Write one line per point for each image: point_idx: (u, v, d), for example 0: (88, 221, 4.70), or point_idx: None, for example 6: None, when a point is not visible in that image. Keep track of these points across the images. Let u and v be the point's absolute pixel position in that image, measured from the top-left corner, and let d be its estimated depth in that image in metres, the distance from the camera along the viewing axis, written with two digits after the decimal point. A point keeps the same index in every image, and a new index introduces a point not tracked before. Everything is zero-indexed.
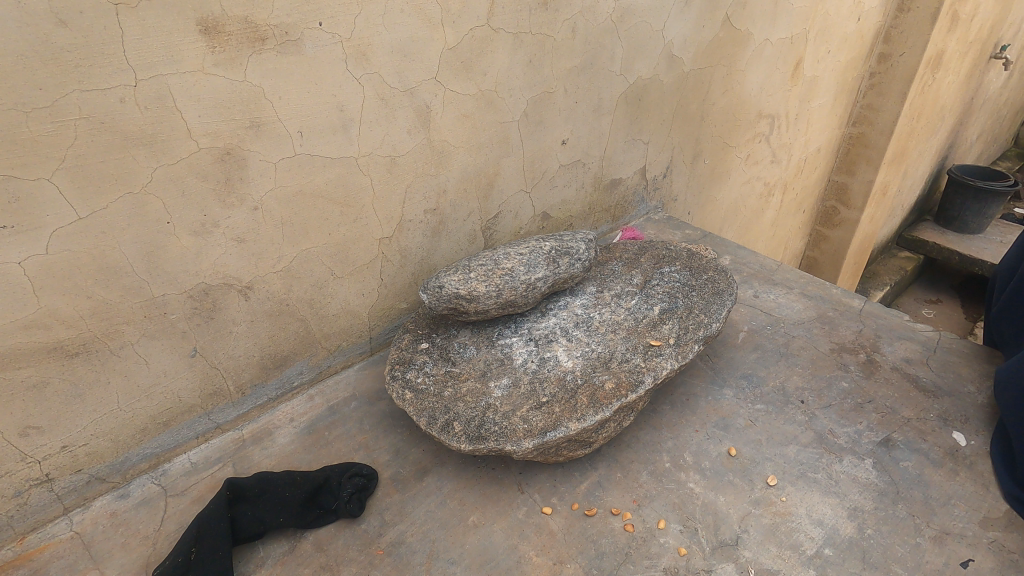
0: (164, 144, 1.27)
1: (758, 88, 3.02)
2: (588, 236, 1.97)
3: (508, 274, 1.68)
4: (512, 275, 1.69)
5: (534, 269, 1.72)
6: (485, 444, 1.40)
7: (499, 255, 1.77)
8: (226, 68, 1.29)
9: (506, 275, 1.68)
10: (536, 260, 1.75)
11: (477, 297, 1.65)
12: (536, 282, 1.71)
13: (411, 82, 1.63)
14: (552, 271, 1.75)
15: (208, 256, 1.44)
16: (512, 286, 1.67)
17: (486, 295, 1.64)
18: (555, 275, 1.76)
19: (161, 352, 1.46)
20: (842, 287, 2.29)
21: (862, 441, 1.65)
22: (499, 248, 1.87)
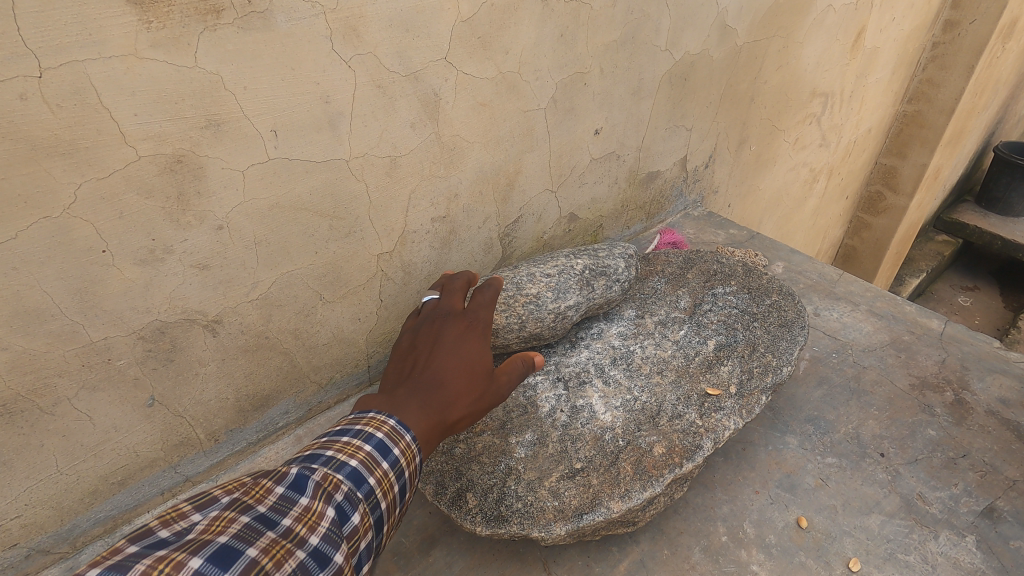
0: (89, 153, 0.96)
1: (814, 62, 2.64)
2: (627, 249, 1.66)
3: (535, 301, 1.39)
4: (538, 304, 1.39)
5: (564, 295, 1.43)
6: (506, 529, 1.13)
7: (522, 275, 1.46)
8: (168, 50, 0.97)
9: (532, 303, 1.38)
10: (566, 284, 1.45)
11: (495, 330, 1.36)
12: (568, 311, 1.42)
13: (416, 64, 1.30)
14: (588, 296, 1.46)
15: (162, 288, 1.15)
16: (539, 317, 1.38)
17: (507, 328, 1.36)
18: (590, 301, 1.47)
19: (108, 405, 1.19)
20: (917, 303, 1.97)
21: (960, 510, 1.37)
22: (520, 263, 1.56)
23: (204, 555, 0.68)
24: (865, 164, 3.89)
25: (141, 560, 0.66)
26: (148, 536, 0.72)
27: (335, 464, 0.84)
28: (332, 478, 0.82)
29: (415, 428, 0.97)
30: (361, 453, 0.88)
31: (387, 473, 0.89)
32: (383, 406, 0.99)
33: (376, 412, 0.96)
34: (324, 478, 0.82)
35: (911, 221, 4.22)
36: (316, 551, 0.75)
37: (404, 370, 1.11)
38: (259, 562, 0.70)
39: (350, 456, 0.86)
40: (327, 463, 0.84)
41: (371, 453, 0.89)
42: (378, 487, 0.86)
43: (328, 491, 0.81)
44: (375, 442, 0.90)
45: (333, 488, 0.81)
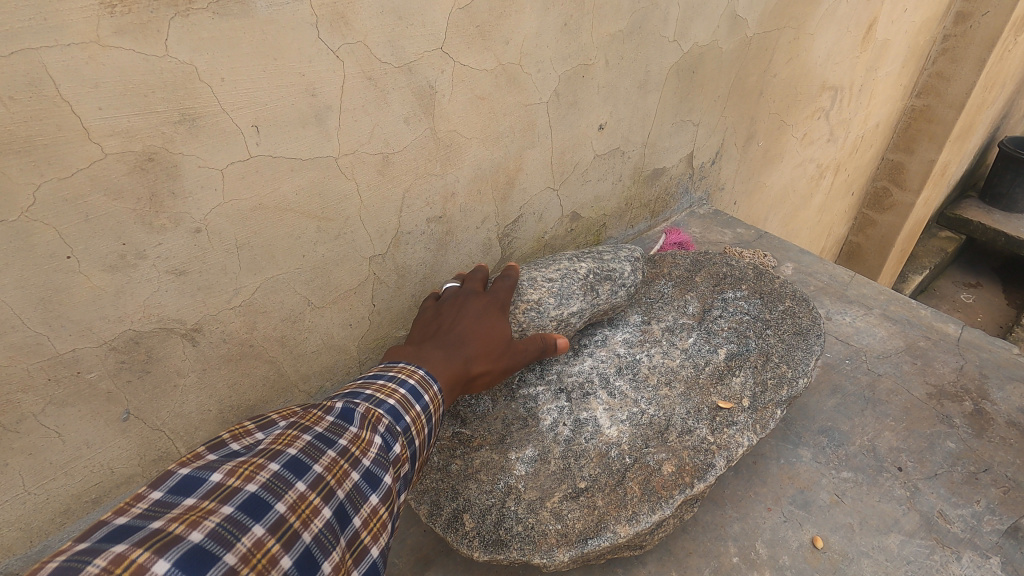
0: (49, 150, 0.88)
1: (825, 54, 2.55)
2: (633, 252, 1.57)
3: (537, 309, 1.31)
4: (540, 310, 1.31)
5: (568, 301, 1.35)
6: (505, 554, 1.05)
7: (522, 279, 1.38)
8: (135, 37, 0.89)
9: (534, 310, 1.30)
10: (570, 289, 1.37)
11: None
12: (572, 318, 1.35)
13: (409, 54, 1.22)
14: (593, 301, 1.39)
15: (135, 296, 1.07)
16: (541, 326, 1.31)
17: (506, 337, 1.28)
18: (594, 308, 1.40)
19: (80, 420, 1.11)
20: (932, 307, 1.89)
21: (983, 529, 1.30)
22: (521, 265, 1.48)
23: (280, 463, 0.76)
24: (872, 160, 3.81)
25: (225, 466, 0.75)
26: (222, 448, 0.80)
27: (376, 401, 0.90)
28: (374, 412, 0.88)
29: (440, 379, 1.03)
30: (397, 394, 0.94)
31: (419, 414, 0.95)
32: (411, 358, 1.05)
33: (405, 364, 1.02)
34: (368, 411, 0.88)
35: (917, 218, 4.14)
36: (367, 474, 0.82)
37: (427, 333, 1.16)
38: (323, 478, 0.77)
39: (388, 396, 0.92)
40: (367, 400, 0.90)
41: (405, 395, 0.95)
42: (414, 424, 0.93)
43: (372, 423, 0.87)
44: (409, 386, 0.96)
45: (375, 421, 0.87)
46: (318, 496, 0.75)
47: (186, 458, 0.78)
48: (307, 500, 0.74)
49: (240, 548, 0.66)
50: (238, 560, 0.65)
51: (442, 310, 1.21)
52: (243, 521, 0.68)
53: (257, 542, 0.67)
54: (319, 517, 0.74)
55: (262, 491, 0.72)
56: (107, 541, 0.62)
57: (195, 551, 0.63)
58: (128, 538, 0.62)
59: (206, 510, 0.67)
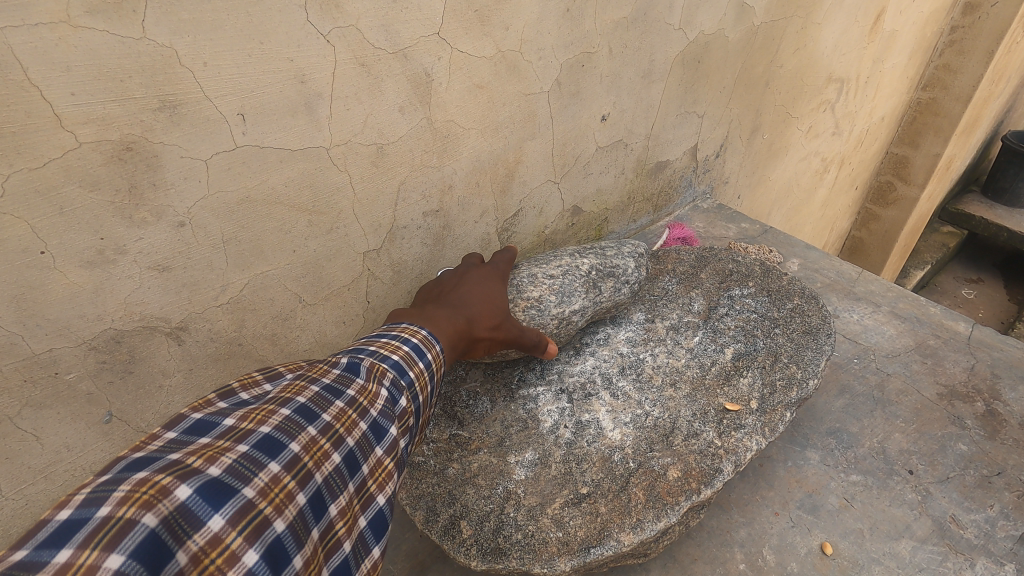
0: (18, 138, 0.82)
1: (832, 44, 2.49)
2: (637, 248, 1.52)
3: (536, 307, 1.26)
4: (540, 308, 1.26)
5: (568, 299, 1.30)
6: (504, 564, 1.01)
7: (522, 274, 1.33)
8: (109, 17, 0.83)
9: (534, 308, 1.26)
10: (571, 286, 1.32)
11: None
12: (573, 317, 1.30)
13: (404, 40, 1.16)
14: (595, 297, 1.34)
15: (115, 293, 1.01)
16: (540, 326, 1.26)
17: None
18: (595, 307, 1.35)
19: (59, 423, 1.06)
20: (942, 306, 1.84)
21: (997, 536, 1.26)
22: (520, 261, 1.43)
23: (290, 409, 0.71)
24: (876, 153, 3.75)
25: (234, 413, 0.71)
26: (233, 397, 0.77)
27: (380, 355, 0.85)
28: (379, 366, 0.83)
29: (443, 339, 0.98)
30: (401, 351, 0.89)
31: (422, 372, 0.90)
32: (415, 319, 1.00)
33: (409, 323, 0.97)
34: (373, 365, 0.83)
35: (921, 213, 4.08)
36: (374, 424, 0.77)
37: (428, 299, 1.12)
38: (332, 425, 0.72)
39: (392, 351, 0.88)
40: (372, 356, 0.85)
41: (409, 353, 0.89)
42: (418, 380, 0.87)
43: (378, 376, 0.82)
44: (412, 344, 0.91)
45: (381, 374, 0.82)
46: (329, 441, 0.71)
47: (196, 404, 0.74)
48: (318, 444, 0.70)
49: (255, 484, 0.62)
50: (256, 493, 0.61)
51: (444, 280, 1.18)
52: (259, 458, 0.64)
53: (273, 479, 0.63)
54: (330, 460, 0.70)
55: (274, 433, 0.68)
56: (128, 470, 0.60)
57: (214, 483, 0.60)
58: (149, 466, 0.60)
59: (222, 447, 0.64)
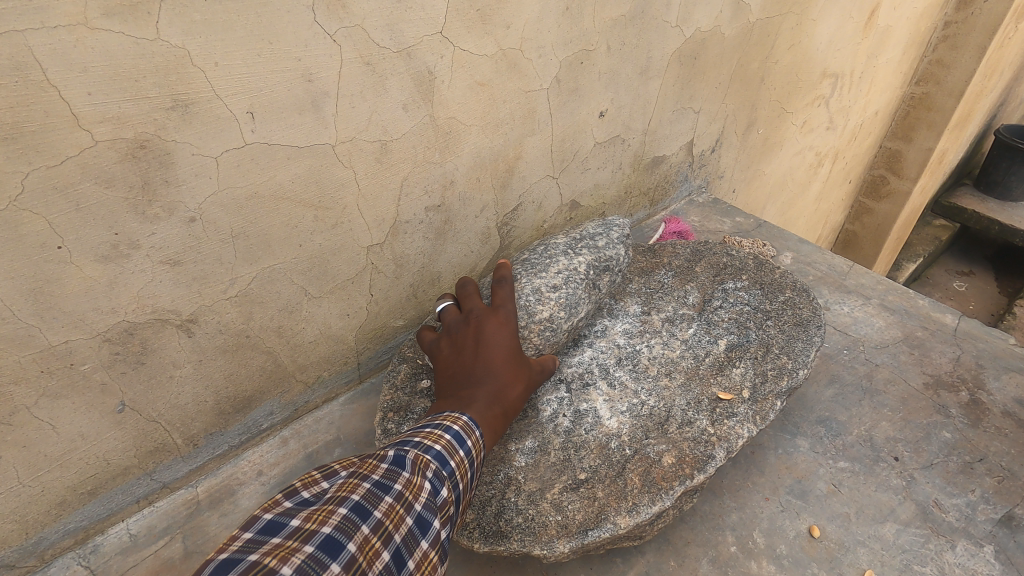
0: (36, 137, 0.85)
1: (826, 40, 2.52)
2: (625, 236, 1.54)
3: (549, 328, 1.28)
4: (554, 327, 1.29)
5: (576, 310, 1.34)
6: (506, 546, 1.05)
7: (527, 289, 1.32)
8: (124, 19, 0.85)
9: (547, 330, 1.28)
10: (576, 295, 1.34)
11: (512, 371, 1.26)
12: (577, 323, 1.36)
13: (408, 38, 1.18)
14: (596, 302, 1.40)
15: (128, 286, 1.04)
16: (552, 342, 1.30)
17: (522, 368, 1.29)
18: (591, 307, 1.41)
19: (74, 412, 1.10)
20: (930, 298, 1.89)
21: (978, 519, 1.31)
22: (514, 265, 1.41)
23: (346, 509, 0.76)
24: (870, 148, 3.79)
25: (298, 515, 0.75)
26: (296, 495, 0.81)
27: (424, 446, 0.90)
28: (423, 458, 0.89)
29: (482, 423, 1.03)
30: (443, 439, 0.94)
31: (463, 459, 0.95)
32: (454, 407, 1.04)
33: (449, 411, 1.02)
34: (417, 457, 0.88)
35: (914, 206, 4.13)
36: (419, 517, 0.82)
37: (455, 373, 1.12)
38: (382, 522, 0.77)
39: (434, 441, 0.93)
40: (417, 446, 0.91)
41: (450, 441, 0.94)
42: (458, 468, 0.93)
43: (422, 467, 0.87)
44: (453, 432, 0.96)
45: (424, 466, 0.88)
46: (380, 539, 0.76)
47: (263, 506, 0.78)
48: (371, 542, 0.74)
49: None
50: None
51: (462, 343, 1.16)
52: (323, 560, 0.69)
53: None
54: (380, 558, 0.75)
55: (335, 533, 0.72)
56: None
57: None
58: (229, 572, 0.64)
59: (291, 548, 0.69)
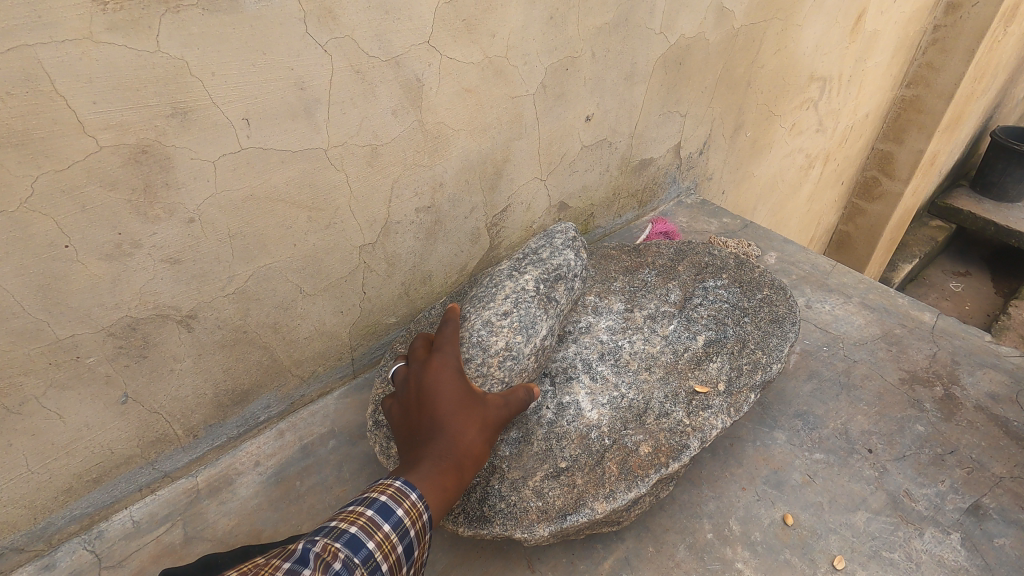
0: (45, 143, 0.91)
1: (813, 45, 2.57)
2: (571, 239, 1.50)
3: (512, 357, 1.25)
4: (515, 355, 1.25)
5: (534, 329, 1.30)
6: (488, 529, 1.11)
7: (479, 325, 1.28)
8: (127, 33, 0.91)
9: (510, 360, 1.24)
10: (529, 314, 1.31)
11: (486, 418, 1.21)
12: (545, 340, 1.33)
13: (396, 48, 1.24)
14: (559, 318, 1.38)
15: (131, 283, 1.11)
16: (521, 369, 1.26)
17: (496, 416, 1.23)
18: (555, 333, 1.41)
19: (79, 403, 1.16)
20: (910, 296, 1.94)
21: (946, 508, 1.36)
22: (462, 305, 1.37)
23: None
24: (862, 150, 3.84)
25: None
26: None
27: (335, 532, 0.81)
28: (331, 545, 0.79)
29: (425, 483, 0.95)
30: (362, 517, 0.85)
31: (388, 536, 0.85)
32: (395, 473, 0.97)
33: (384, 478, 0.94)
34: (325, 545, 0.78)
35: (906, 207, 4.18)
36: None
37: (406, 434, 1.06)
38: None
39: (350, 522, 0.84)
40: (328, 533, 0.81)
41: (371, 517, 0.86)
42: (380, 549, 0.83)
43: (330, 556, 0.77)
44: (376, 505, 0.88)
45: (333, 554, 0.78)
46: None
47: None
48: None
49: None
50: None
51: (407, 400, 1.10)
52: None
53: None
54: None
55: None
56: None
57: None
58: None
59: None
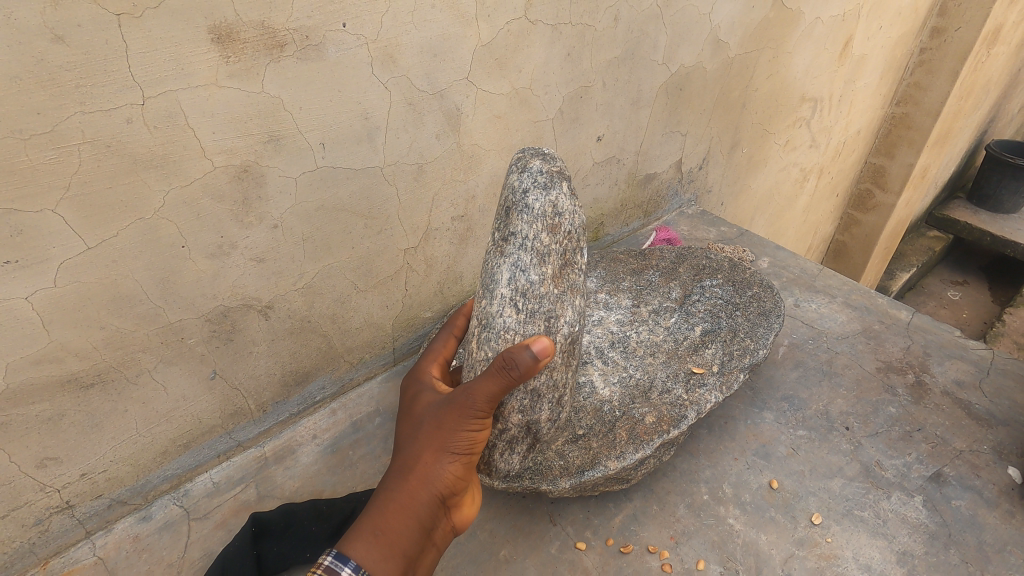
0: (176, 165, 1.16)
1: (803, 69, 2.82)
2: (519, 158, 1.28)
3: (484, 327, 1.15)
4: (485, 324, 1.15)
5: (494, 285, 1.17)
6: (520, 483, 1.33)
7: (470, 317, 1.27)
8: (242, 79, 1.16)
9: (483, 331, 1.15)
10: (487, 274, 1.20)
11: (505, 415, 1.16)
12: (514, 285, 1.16)
13: (441, 83, 1.50)
14: (525, 253, 1.17)
15: (226, 278, 1.35)
16: (500, 333, 1.13)
17: (516, 408, 1.16)
18: (546, 275, 1.18)
19: (179, 377, 1.40)
20: (888, 296, 2.16)
21: (912, 475, 1.57)
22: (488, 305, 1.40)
23: None
24: (855, 163, 4.06)
25: None
26: None
27: None
28: None
29: (369, 529, 0.96)
30: None
31: None
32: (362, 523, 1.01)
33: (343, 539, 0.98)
34: None
35: (899, 218, 4.39)
36: None
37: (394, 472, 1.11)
38: None
39: None
40: None
41: None
42: None
43: None
44: None
45: None
46: None
47: None
48: None
49: None
50: None
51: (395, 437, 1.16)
52: None
53: None
54: None
55: None
56: None
57: None
58: None
59: None
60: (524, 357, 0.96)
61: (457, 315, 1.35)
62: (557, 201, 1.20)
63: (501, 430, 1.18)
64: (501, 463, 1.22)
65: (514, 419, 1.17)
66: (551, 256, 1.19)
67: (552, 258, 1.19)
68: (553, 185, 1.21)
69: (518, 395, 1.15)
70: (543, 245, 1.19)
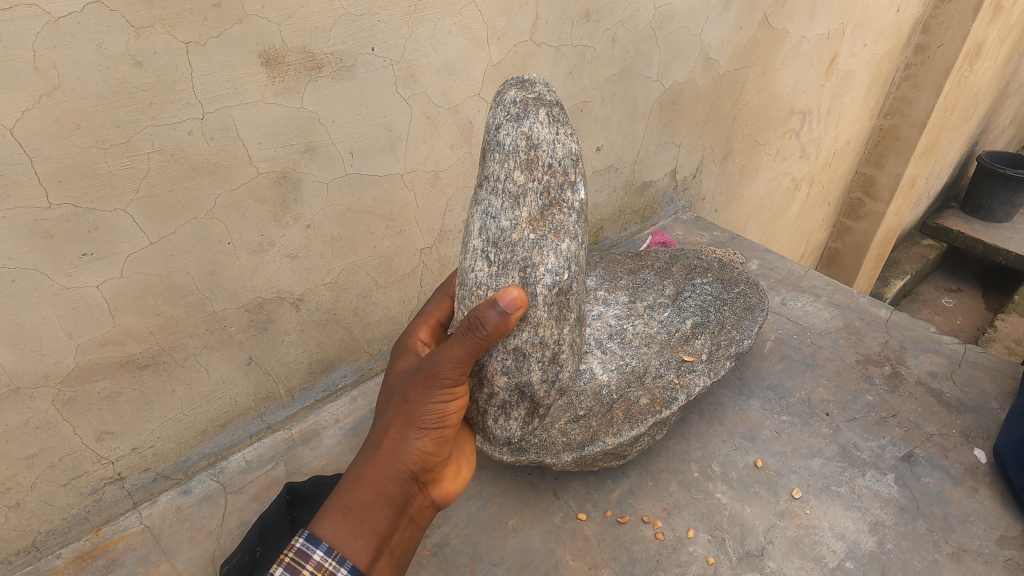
0: (227, 171, 1.32)
1: (791, 84, 2.99)
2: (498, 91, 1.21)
3: (464, 280, 1.17)
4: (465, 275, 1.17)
5: (470, 236, 1.17)
6: (526, 457, 1.44)
7: None
8: (285, 96, 1.33)
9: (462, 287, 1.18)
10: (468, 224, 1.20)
11: (490, 378, 1.16)
12: (487, 232, 1.14)
13: (456, 99, 1.67)
14: (497, 197, 1.13)
15: (265, 272, 1.51)
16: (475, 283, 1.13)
17: (500, 369, 1.15)
18: (520, 218, 1.11)
19: (220, 362, 1.55)
20: (868, 295, 2.32)
21: (885, 455, 1.71)
22: None
23: None
24: (846, 173, 4.23)
25: None
26: None
27: None
28: None
29: (338, 509, 1.02)
30: None
31: None
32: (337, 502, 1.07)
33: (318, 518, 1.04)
34: None
35: (890, 226, 4.55)
36: None
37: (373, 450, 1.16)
38: None
39: None
40: None
41: None
42: None
43: None
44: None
45: None
46: None
47: None
48: None
49: None
50: None
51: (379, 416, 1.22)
52: None
53: None
54: None
55: None
56: None
57: None
58: None
59: None
60: (491, 316, 0.97)
61: (450, 277, 1.43)
62: (530, 132, 1.11)
63: (490, 395, 1.19)
64: (499, 429, 1.24)
65: (500, 382, 1.16)
66: (527, 196, 1.11)
67: (528, 199, 1.11)
68: (524, 114, 1.12)
69: (499, 355, 1.13)
70: (516, 184, 1.11)
